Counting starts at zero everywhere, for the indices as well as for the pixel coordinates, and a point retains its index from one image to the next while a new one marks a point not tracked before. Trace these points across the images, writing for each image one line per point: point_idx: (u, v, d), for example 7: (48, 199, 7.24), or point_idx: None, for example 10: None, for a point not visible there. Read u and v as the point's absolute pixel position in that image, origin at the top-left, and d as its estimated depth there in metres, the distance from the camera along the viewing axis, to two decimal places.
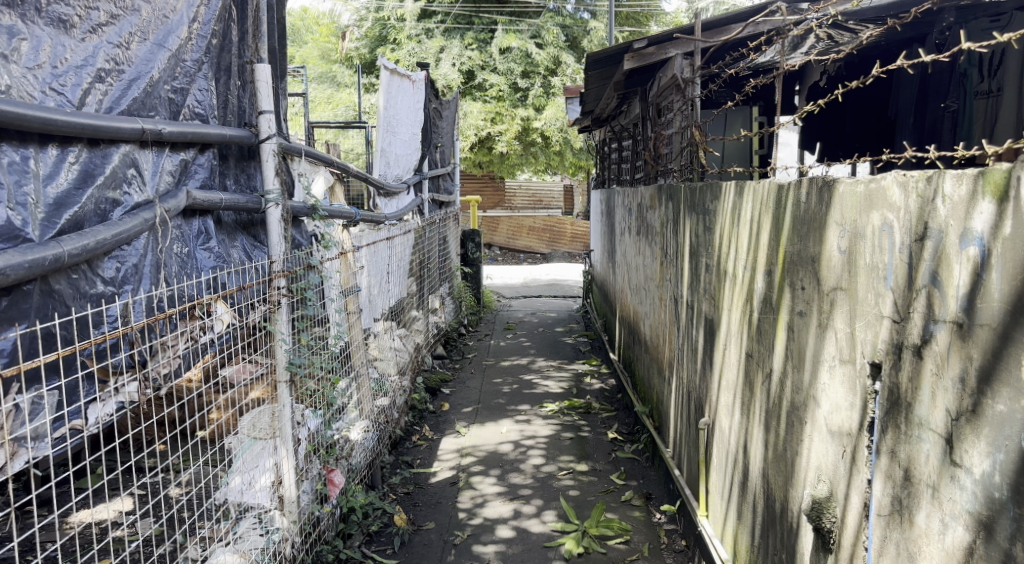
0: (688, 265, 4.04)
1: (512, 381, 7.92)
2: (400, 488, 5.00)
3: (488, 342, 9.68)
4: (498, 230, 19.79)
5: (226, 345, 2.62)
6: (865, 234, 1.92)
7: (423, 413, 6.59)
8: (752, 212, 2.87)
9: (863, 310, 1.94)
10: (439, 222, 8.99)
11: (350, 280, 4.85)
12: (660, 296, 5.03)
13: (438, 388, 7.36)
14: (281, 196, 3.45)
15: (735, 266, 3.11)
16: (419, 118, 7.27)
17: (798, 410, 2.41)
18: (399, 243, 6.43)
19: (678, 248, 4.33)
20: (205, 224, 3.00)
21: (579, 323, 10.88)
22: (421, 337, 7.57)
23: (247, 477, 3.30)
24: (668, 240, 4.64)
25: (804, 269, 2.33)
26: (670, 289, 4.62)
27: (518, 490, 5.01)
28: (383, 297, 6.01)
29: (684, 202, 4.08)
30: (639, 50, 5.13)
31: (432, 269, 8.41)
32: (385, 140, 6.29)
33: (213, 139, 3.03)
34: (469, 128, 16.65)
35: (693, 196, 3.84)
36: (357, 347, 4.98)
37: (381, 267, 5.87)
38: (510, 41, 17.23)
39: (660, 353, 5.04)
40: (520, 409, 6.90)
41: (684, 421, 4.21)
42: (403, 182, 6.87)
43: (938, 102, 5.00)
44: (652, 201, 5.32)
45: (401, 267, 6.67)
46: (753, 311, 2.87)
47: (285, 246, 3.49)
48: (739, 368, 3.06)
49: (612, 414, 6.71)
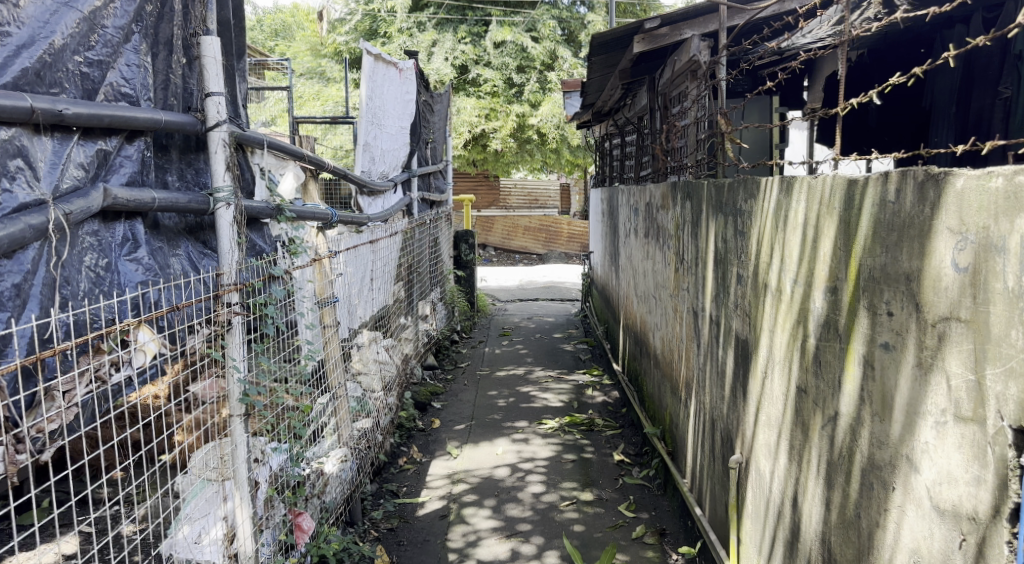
0: (712, 273, 3.50)
1: (508, 393, 7.37)
2: (384, 524, 4.45)
3: (482, 349, 9.11)
4: (493, 230, 19.22)
5: (157, 387, 2.10)
6: (1006, 247, 1.38)
7: (411, 433, 6.02)
8: (807, 213, 2.33)
9: (1001, 352, 1.40)
10: (431, 224, 8.43)
11: (325, 289, 4.30)
12: (674, 306, 4.48)
13: (428, 403, 6.78)
14: (233, 194, 2.90)
15: (780, 278, 2.57)
16: (409, 111, 6.74)
17: (880, 471, 1.87)
18: (384, 246, 5.86)
19: (698, 253, 3.80)
20: (132, 229, 2.44)
21: (579, 328, 10.33)
22: (409, 346, 7.02)
23: (195, 527, 2.86)
24: (685, 244, 4.11)
25: (892, 289, 1.80)
26: (687, 298, 4.09)
27: (516, 525, 4.46)
28: (365, 305, 5.45)
29: (707, 200, 3.55)
30: (650, 31, 4.58)
31: (423, 272, 7.86)
32: (370, 133, 5.71)
33: (143, 124, 2.48)
34: (463, 125, 16.19)
35: (720, 193, 3.31)
36: (335, 366, 4.42)
37: (363, 273, 5.30)
38: (504, 35, 16.66)
39: (674, 370, 4.50)
40: (517, 426, 6.35)
41: (708, 452, 3.67)
42: (390, 179, 6.30)
43: (987, 90, 4.44)
44: (665, 200, 4.76)
45: (386, 272, 6.10)
46: (808, 336, 2.33)
47: (238, 254, 2.93)
48: (786, 403, 2.52)
49: (617, 431, 6.17)
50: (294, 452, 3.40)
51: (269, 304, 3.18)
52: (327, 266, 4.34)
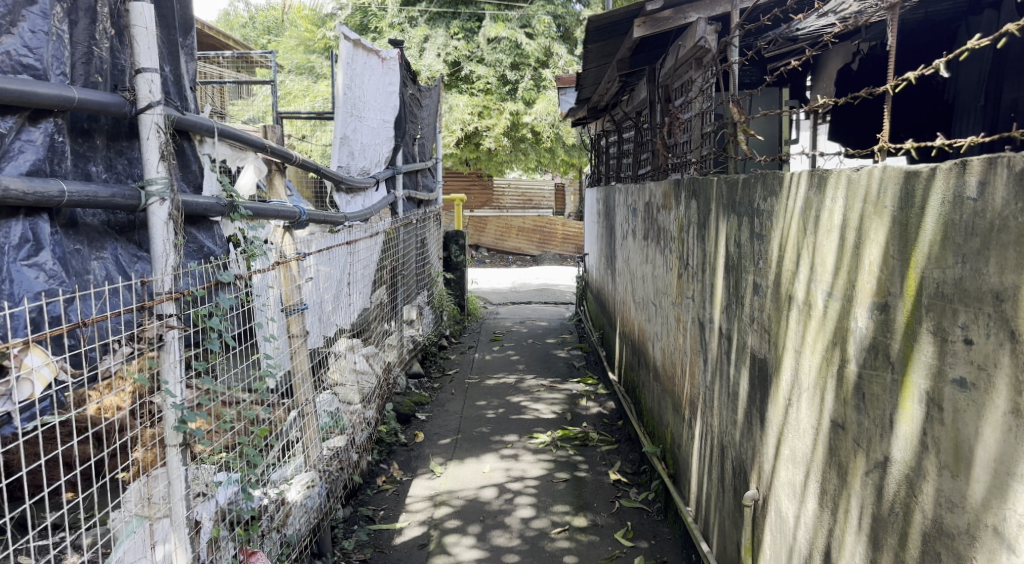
0: (722, 281, 3.10)
1: (498, 404, 6.96)
2: (356, 555, 4.04)
3: (472, 356, 8.70)
4: (486, 231, 18.79)
5: (55, 420, 1.76)
6: None
7: (392, 448, 5.60)
8: (848, 212, 1.94)
9: None
10: (418, 223, 8.02)
11: (292, 295, 3.89)
12: (676, 316, 4.09)
13: (412, 414, 6.36)
14: (169, 187, 2.48)
15: (810, 289, 2.18)
16: (393, 103, 6.33)
17: (952, 543, 1.47)
18: (363, 247, 5.45)
19: (705, 258, 3.41)
20: (33, 228, 2.07)
21: (573, 333, 9.93)
22: (391, 354, 6.60)
23: None
24: (690, 248, 3.72)
25: (974, 308, 1.40)
26: (691, 307, 3.70)
27: (501, 556, 4.06)
28: (340, 311, 5.04)
29: (717, 199, 3.16)
30: (651, 14, 4.21)
31: (408, 275, 7.45)
32: (348, 125, 5.31)
33: (46, 101, 2.09)
34: (455, 123, 15.79)
35: (733, 190, 2.92)
36: (304, 380, 4.00)
37: (339, 277, 4.89)
38: (498, 30, 16.22)
39: (676, 386, 4.11)
40: (506, 440, 5.94)
41: (717, 483, 3.27)
42: (371, 176, 5.89)
43: (1018, 81, 4.08)
44: (666, 199, 4.38)
45: (365, 275, 5.70)
46: (849, 360, 1.93)
47: (175, 257, 2.51)
48: (818, 438, 2.13)
49: (613, 446, 5.77)
50: (248, 482, 2.99)
51: (218, 313, 2.78)
52: (295, 270, 3.93)
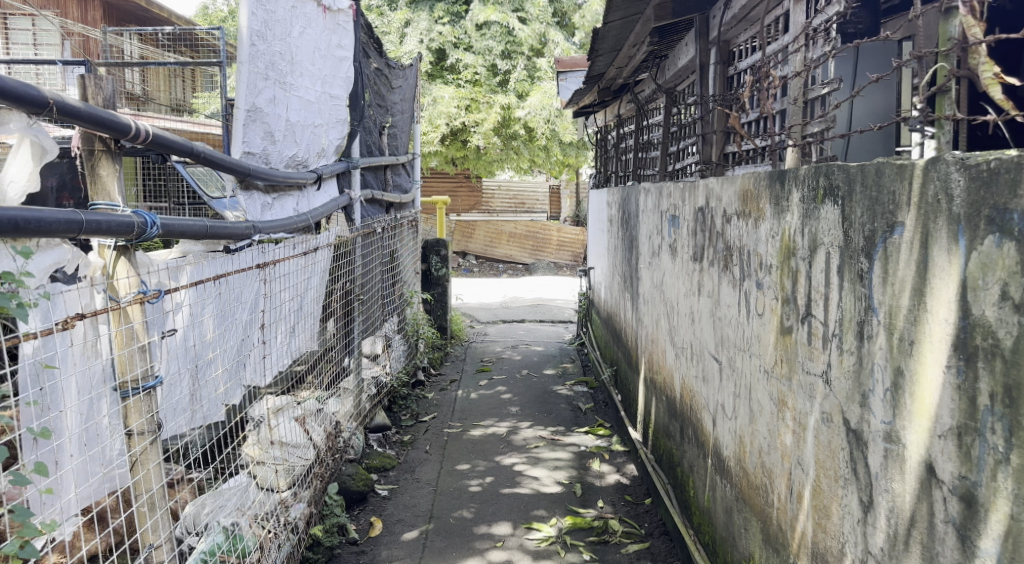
0: (943, 373, 1.51)
1: (486, 468, 5.33)
2: None
3: (454, 394, 7.08)
4: (474, 236, 17.23)
5: None
6: None
7: (336, 552, 3.99)
8: None
9: None
10: (387, 232, 6.40)
11: (135, 363, 2.29)
12: (773, 395, 2.52)
13: (371, 490, 4.74)
14: None
15: None
16: (342, 72, 4.69)
17: None
18: (290, 270, 3.83)
19: (873, 314, 1.81)
20: None
21: (576, 361, 8.35)
22: (344, 407, 4.95)
23: None
24: (818, 290, 2.14)
25: None
26: (821, 395, 2.12)
27: None
28: (250, 368, 3.42)
29: (928, 205, 1.56)
30: None
31: (370, 298, 5.81)
32: (257, 93, 3.67)
33: None
34: (439, 116, 14.25)
35: (1000, 188, 1.33)
36: (154, 505, 2.39)
37: (244, 319, 3.26)
38: (488, 14, 14.52)
39: (772, 509, 2.54)
40: (496, 532, 4.31)
41: None
42: (309, 170, 4.25)
43: None
44: (747, 201, 2.80)
45: (297, 307, 4.07)
46: None
47: None
48: None
49: (643, 542, 4.16)
50: None
51: None
52: (135, 318, 2.29)
